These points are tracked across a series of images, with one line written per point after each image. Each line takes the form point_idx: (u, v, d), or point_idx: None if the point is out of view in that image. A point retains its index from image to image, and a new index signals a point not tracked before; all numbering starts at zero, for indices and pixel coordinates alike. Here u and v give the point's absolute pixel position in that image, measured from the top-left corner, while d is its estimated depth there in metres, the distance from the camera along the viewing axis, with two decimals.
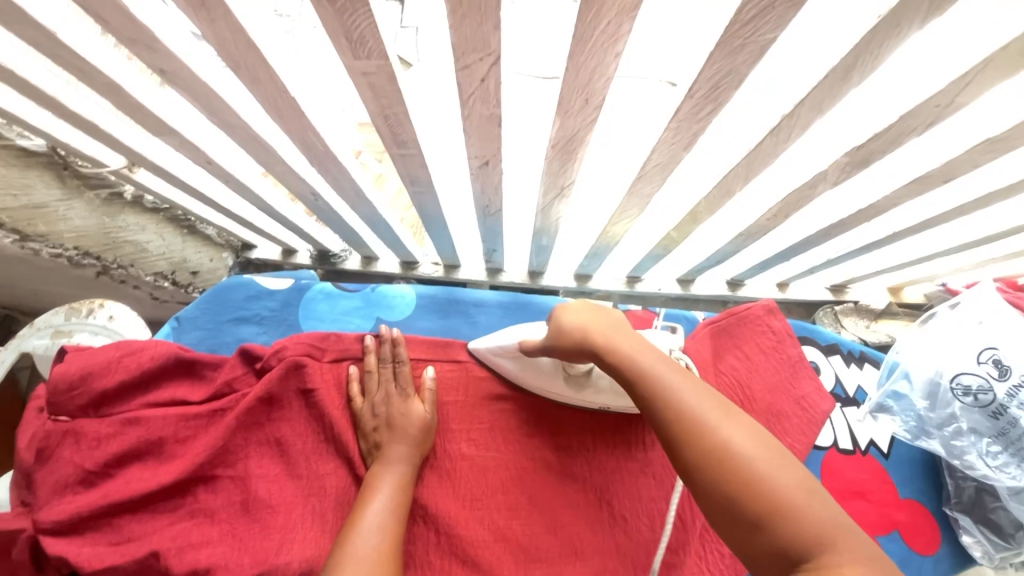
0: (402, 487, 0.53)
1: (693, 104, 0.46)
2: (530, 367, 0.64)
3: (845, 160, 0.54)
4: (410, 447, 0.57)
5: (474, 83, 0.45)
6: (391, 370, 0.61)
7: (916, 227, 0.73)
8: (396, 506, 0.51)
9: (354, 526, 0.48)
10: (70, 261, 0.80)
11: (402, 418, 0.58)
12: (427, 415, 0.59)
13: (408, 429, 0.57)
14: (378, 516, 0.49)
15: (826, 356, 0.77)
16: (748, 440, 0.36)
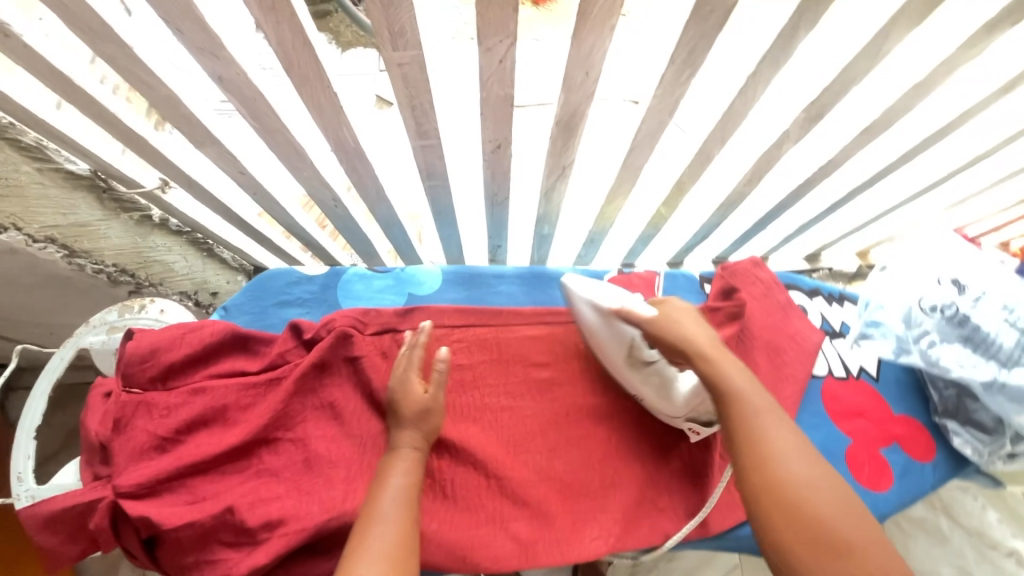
0: (417, 470, 0.54)
1: (674, 69, 0.56)
2: (607, 329, 0.65)
3: (802, 116, 0.64)
4: (421, 432, 0.57)
5: (494, 65, 0.54)
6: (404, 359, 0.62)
7: (873, 178, 0.83)
8: (408, 490, 0.51)
9: (371, 509, 0.49)
10: (108, 278, 0.85)
11: (409, 404, 0.58)
12: (427, 397, 0.59)
13: (414, 414, 0.58)
14: (392, 499, 0.50)
15: (811, 297, 0.84)
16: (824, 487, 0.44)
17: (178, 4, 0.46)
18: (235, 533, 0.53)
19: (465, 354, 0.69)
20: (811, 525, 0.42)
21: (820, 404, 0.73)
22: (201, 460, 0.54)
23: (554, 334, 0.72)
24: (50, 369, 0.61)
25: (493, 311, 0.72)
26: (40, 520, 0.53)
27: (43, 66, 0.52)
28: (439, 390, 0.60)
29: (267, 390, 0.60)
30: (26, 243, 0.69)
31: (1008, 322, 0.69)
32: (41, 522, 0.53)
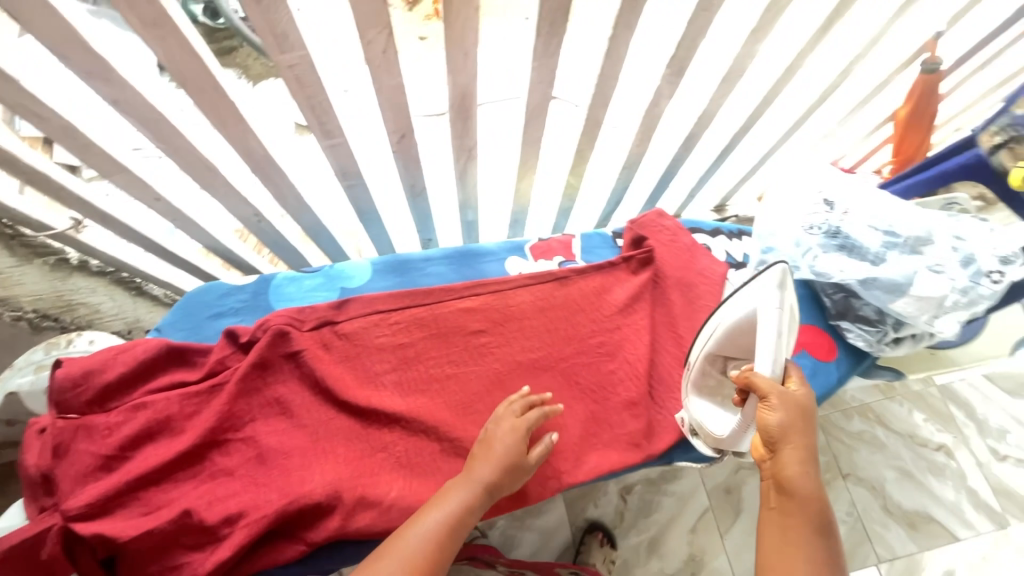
0: (474, 507, 0.56)
1: (542, 41, 0.60)
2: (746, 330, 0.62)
3: (668, 72, 0.71)
4: (499, 479, 0.59)
5: (378, 55, 0.57)
6: (516, 428, 0.62)
7: (743, 128, 0.90)
8: (458, 518, 0.55)
9: (420, 517, 0.54)
10: (31, 325, 0.84)
11: (500, 447, 0.61)
12: (524, 457, 0.61)
13: (501, 455, 0.60)
14: (440, 518, 0.54)
15: (713, 237, 0.92)
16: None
17: (55, 29, 0.47)
18: (197, 534, 0.54)
19: (404, 334, 0.72)
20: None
21: None
22: (152, 471, 0.55)
23: (485, 303, 0.76)
24: None
25: (424, 291, 0.75)
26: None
27: None
28: (542, 456, 0.63)
29: (211, 396, 0.61)
30: None
31: (873, 230, 0.80)
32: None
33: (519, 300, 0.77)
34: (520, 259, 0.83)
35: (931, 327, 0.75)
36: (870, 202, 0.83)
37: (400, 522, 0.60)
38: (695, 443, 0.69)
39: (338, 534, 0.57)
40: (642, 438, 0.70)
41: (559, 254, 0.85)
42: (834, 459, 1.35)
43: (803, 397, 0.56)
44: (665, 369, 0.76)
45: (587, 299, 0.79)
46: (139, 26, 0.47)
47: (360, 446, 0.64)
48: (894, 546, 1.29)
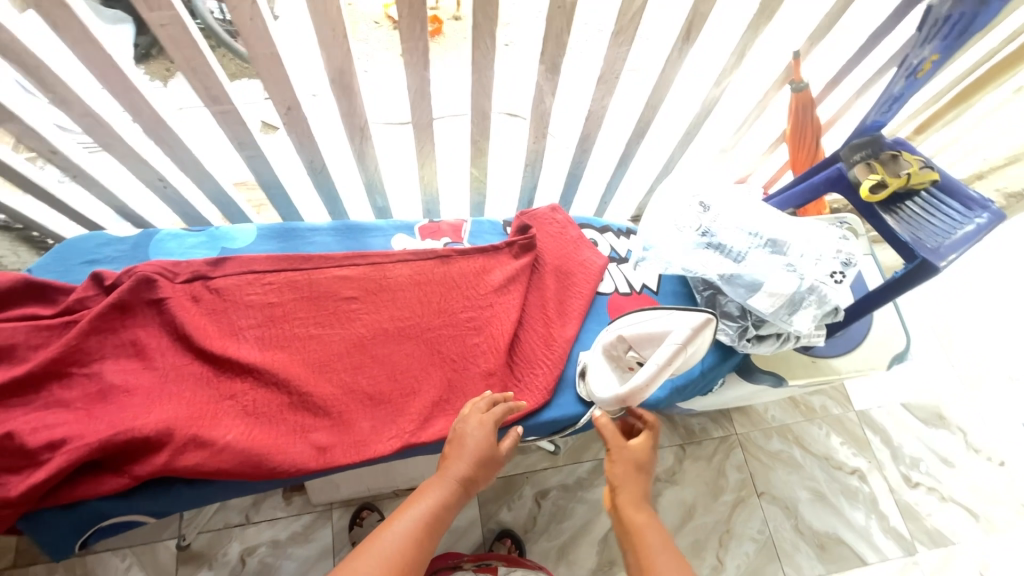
0: (450, 503, 0.60)
1: (407, 23, 0.65)
2: (651, 339, 0.65)
3: (543, 67, 0.77)
4: (475, 469, 0.62)
5: (246, 22, 0.62)
6: (485, 422, 0.65)
7: (637, 135, 0.95)
8: (425, 525, 0.57)
9: (386, 531, 0.55)
10: None
11: (472, 441, 0.64)
12: (495, 450, 0.65)
13: (473, 450, 0.64)
14: (409, 532, 0.55)
15: (601, 233, 0.97)
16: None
17: None
18: (16, 457, 0.56)
19: (276, 295, 0.75)
20: None
21: (603, 314, 0.85)
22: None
23: (362, 273, 0.79)
24: None
25: (304, 256, 0.78)
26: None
27: None
28: (509, 448, 0.67)
29: (65, 330, 0.64)
30: None
31: (740, 231, 0.85)
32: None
33: (397, 273, 0.81)
34: (407, 237, 0.87)
35: (789, 323, 0.80)
36: (743, 206, 0.87)
37: (229, 464, 0.61)
38: (579, 386, 0.77)
39: (164, 470, 0.59)
40: None
41: (447, 235, 0.88)
42: (747, 475, 1.33)
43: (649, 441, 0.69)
44: (530, 346, 0.79)
45: (465, 278, 0.83)
46: None
47: (208, 393, 0.66)
48: (803, 567, 1.25)
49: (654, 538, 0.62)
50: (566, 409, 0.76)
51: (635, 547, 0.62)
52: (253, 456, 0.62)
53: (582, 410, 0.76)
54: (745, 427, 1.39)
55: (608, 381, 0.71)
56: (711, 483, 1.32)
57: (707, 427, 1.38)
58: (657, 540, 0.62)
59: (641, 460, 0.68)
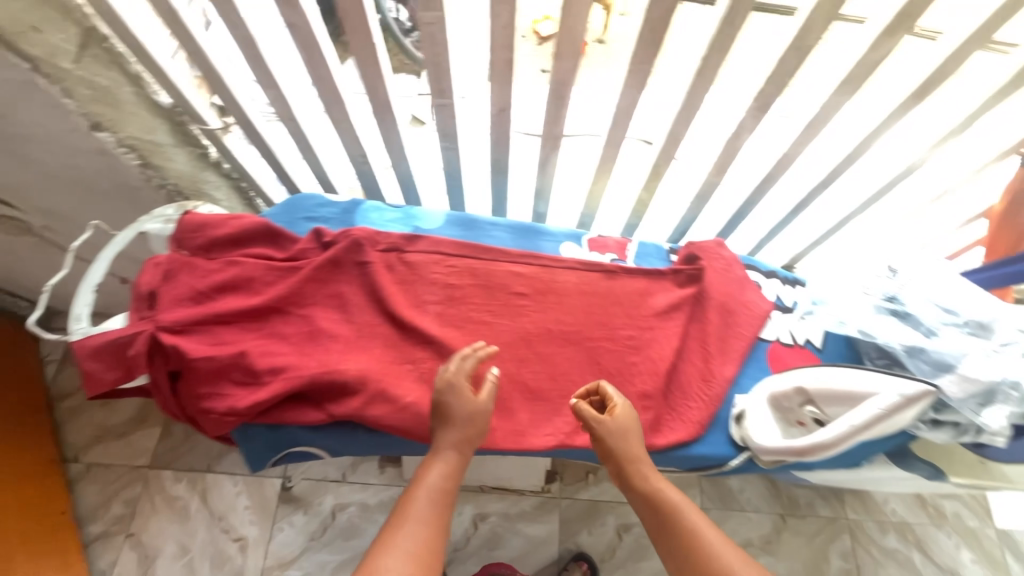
0: (456, 471, 0.60)
1: (643, 48, 0.68)
2: (849, 399, 0.64)
3: (753, 105, 0.76)
4: (467, 434, 0.62)
5: (500, 29, 0.67)
6: (461, 383, 0.64)
7: (822, 185, 0.91)
8: (430, 506, 0.56)
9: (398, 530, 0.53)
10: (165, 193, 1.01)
11: (455, 407, 0.63)
12: (480, 405, 0.64)
13: (458, 414, 0.63)
14: (425, 523, 0.54)
15: (766, 278, 0.93)
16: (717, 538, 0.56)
17: None
18: (245, 374, 0.64)
19: (456, 278, 0.80)
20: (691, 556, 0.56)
21: (764, 362, 0.83)
22: (227, 313, 0.67)
23: (533, 273, 0.83)
24: (117, 241, 0.76)
25: (484, 247, 0.83)
26: (89, 347, 0.65)
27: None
28: (494, 398, 0.66)
29: (287, 274, 0.72)
30: (115, 147, 0.80)
31: (932, 305, 0.79)
32: (88, 346, 0.65)
33: (565, 279, 0.83)
34: (575, 246, 0.89)
35: (975, 416, 0.69)
36: (939, 280, 0.81)
37: (407, 423, 0.66)
38: (732, 428, 0.76)
39: (355, 415, 0.65)
40: (647, 428, 0.73)
41: (612, 251, 0.90)
42: (854, 567, 1.21)
43: (628, 411, 0.68)
44: (686, 377, 0.78)
45: (629, 297, 0.84)
46: None
47: (393, 354, 0.72)
48: None
49: (676, 497, 0.60)
50: (715, 447, 0.75)
51: (659, 514, 0.60)
52: (427, 422, 0.67)
53: (733, 453, 0.75)
54: (860, 514, 1.27)
55: (772, 429, 0.71)
56: (811, 564, 1.21)
57: (815, 502, 1.27)
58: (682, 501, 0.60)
59: (632, 430, 0.67)
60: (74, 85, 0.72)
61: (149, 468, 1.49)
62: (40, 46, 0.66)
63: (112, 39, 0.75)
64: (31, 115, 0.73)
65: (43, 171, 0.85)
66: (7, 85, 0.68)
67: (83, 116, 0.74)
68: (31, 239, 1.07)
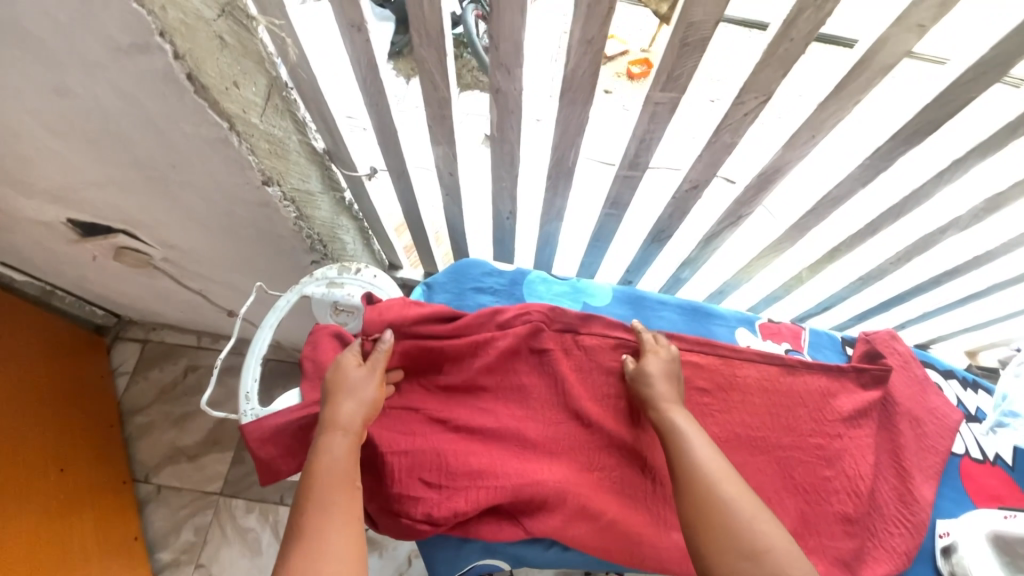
0: (353, 453, 0.53)
1: (891, 145, 0.62)
2: None
3: (981, 207, 0.70)
4: (350, 413, 0.55)
5: (737, 116, 0.61)
6: (341, 366, 0.59)
7: (1016, 279, 0.87)
8: (332, 494, 0.49)
9: (309, 532, 0.46)
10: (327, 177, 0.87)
11: (343, 386, 0.57)
12: (359, 378, 0.58)
13: (344, 391, 0.57)
14: (335, 517, 0.48)
15: (946, 378, 0.88)
16: (704, 450, 0.56)
17: (513, 28, 0.55)
18: (439, 475, 0.59)
19: None
20: (681, 462, 0.55)
21: (960, 480, 0.77)
22: (417, 406, 0.64)
23: (711, 365, 0.76)
24: (279, 307, 0.71)
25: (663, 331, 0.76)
26: (268, 430, 0.61)
27: (365, 56, 0.63)
28: (376, 367, 0.60)
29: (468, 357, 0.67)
30: (280, 201, 0.75)
31: None
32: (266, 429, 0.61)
33: (745, 373, 0.76)
34: (750, 333, 0.84)
35: None
36: None
37: (607, 543, 0.61)
38: (940, 562, 0.70)
39: (558, 533, 0.59)
40: (850, 559, 0.67)
41: (788, 340, 0.84)
42: None
43: (667, 359, 0.67)
44: (881, 497, 0.72)
45: (812, 397, 0.76)
46: (575, 40, 0.55)
47: (582, 458, 0.65)
48: None
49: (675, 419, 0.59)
50: None
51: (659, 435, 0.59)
52: (625, 539, 0.62)
53: None
54: None
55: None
56: None
57: None
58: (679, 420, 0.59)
59: (662, 374, 0.65)
60: (256, 140, 0.65)
61: (220, 496, 1.45)
62: (239, 103, 0.60)
63: (290, 87, 0.70)
64: (207, 168, 0.68)
65: (191, 216, 0.81)
66: (195, 141, 0.63)
67: (259, 172, 0.68)
68: (148, 270, 1.03)
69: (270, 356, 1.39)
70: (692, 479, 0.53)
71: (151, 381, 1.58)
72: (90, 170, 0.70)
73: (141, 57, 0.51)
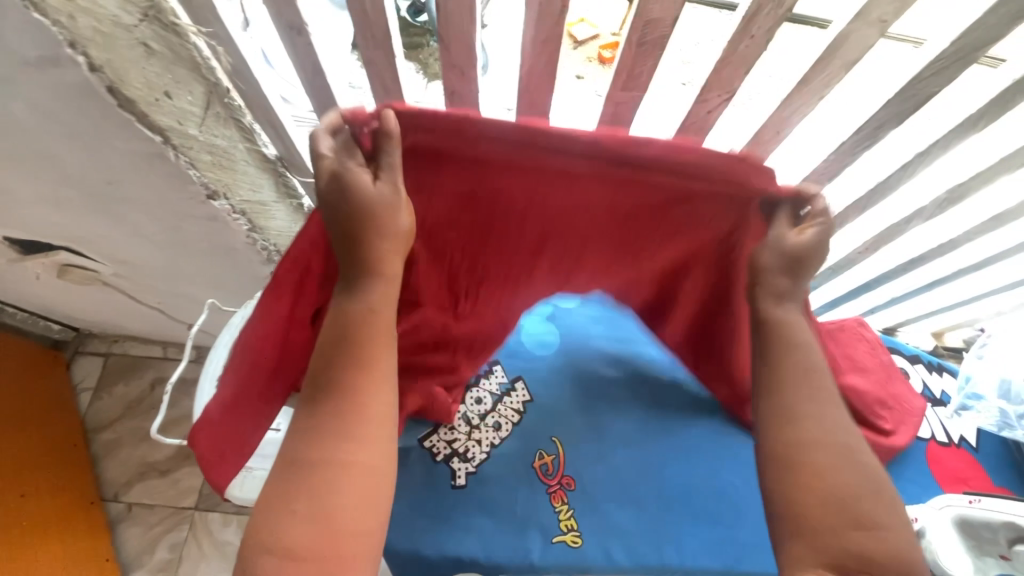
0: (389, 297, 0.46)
1: (856, 139, 0.61)
2: None
3: (945, 196, 0.70)
4: (373, 241, 0.46)
5: (701, 114, 0.60)
6: (343, 170, 0.45)
7: (974, 266, 0.89)
8: (371, 358, 0.43)
9: (333, 429, 0.40)
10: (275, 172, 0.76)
11: (353, 201, 0.45)
12: (369, 194, 0.45)
13: (357, 205, 0.45)
14: (361, 439, 0.40)
15: (912, 363, 0.89)
16: (824, 396, 0.47)
17: (464, 29, 0.52)
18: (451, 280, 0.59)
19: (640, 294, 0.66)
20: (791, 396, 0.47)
21: (925, 465, 0.78)
22: (465, 188, 0.52)
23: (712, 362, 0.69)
24: (234, 324, 0.70)
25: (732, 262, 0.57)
26: (220, 409, 0.51)
27: (309, 61, 0.59)
28: (386, 171, 0.46)
29: (532, 175, 0.50)
30: (228, 214, 0.72)
31: None
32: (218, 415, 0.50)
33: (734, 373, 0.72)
34: None
35: None
36: None
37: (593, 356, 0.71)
38: None
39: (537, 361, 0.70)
40: None
41: None
42: None
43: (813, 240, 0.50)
44: None
45: None
46: (530, 40, 0.52)
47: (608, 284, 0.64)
48: None
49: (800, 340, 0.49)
50: None
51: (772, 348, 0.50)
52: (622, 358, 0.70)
53: None
54: None
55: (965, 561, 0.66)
56: None
57: None
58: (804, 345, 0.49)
59: (795, 254, 0.50)
60: (196, 153, 0.61)
61: (194, 510, 1.41)
62: (173, 114, 0.56)
63: (233, 92, 0.61)
64: (145, 182, 0.64)
65: (136, 232, 0.76)
66: (127, 155, 0.59)
67: (202, 185, 0.65)
68: (99, 286, 0.98)
69: None
70: (795, 416, 0.46)
71: (115, 396, 1.52)
72: (18, 189, 0.65)
73: (53, 70, 0.47)
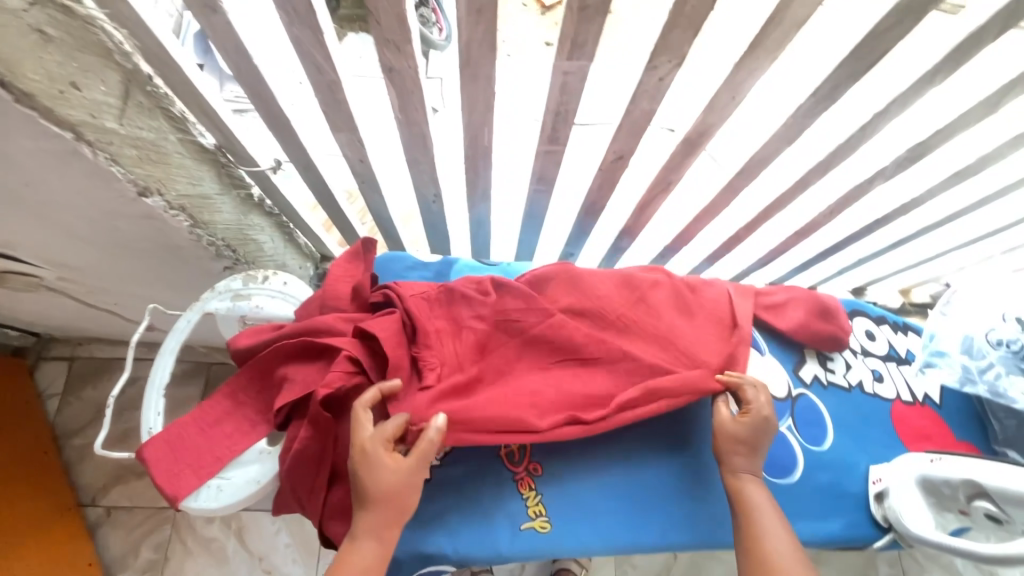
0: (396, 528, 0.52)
1: (812, 102, 0.59)
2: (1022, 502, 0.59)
3: (905, 156, 0.69)
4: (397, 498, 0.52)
5: (652, 82, 0.57)
6: (378, 453, 0.52)
7: (938, 223, 0.88)
8: None
9: None
10: (218, 163, 0.73)
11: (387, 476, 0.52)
12: (403, 469, 0.52)
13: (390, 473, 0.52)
14: None
15: (878, 324, 0.89)
16: (785, 548, 0.55)
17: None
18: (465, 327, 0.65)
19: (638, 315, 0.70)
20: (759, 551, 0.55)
21: (890, 424, 0.80)
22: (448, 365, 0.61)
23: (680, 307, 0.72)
24: (178, 330, 0.65)
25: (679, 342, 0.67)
26: (167, 442, 0.58)
27: (232, 43, 0.55)
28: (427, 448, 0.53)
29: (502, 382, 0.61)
30: (165, 210, 0.68)
31: None
32: (170, 441, 0.58)
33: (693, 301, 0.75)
34: None
35: None
36: None
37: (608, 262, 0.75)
38: (872, 507, 0.74)
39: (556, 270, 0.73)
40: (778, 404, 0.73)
41: None
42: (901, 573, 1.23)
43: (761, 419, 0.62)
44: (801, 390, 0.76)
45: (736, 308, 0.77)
46: (464, 12, 0.49)
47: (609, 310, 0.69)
48: None
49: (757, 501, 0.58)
50: (845, 523, 0.72)
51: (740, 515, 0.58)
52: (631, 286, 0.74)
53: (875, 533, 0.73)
54: None
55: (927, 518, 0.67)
56: None
57: None
58: (761, 504, 0.58)
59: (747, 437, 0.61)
60: (118, 148, 0.57)
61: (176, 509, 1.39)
62: (83, 107, 0.51)
63: (155, 77, 0.58)
64: (66, 183, 0.60)
65: (71, 235, 0.72)
66: (39, 156, 0.54)
67: (130, 183, 0.61)
68: (43, 291, 0.93)
69: (209, 361, 1.31)
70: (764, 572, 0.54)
71: (84, 401, 1.48)
72: None
73: None
